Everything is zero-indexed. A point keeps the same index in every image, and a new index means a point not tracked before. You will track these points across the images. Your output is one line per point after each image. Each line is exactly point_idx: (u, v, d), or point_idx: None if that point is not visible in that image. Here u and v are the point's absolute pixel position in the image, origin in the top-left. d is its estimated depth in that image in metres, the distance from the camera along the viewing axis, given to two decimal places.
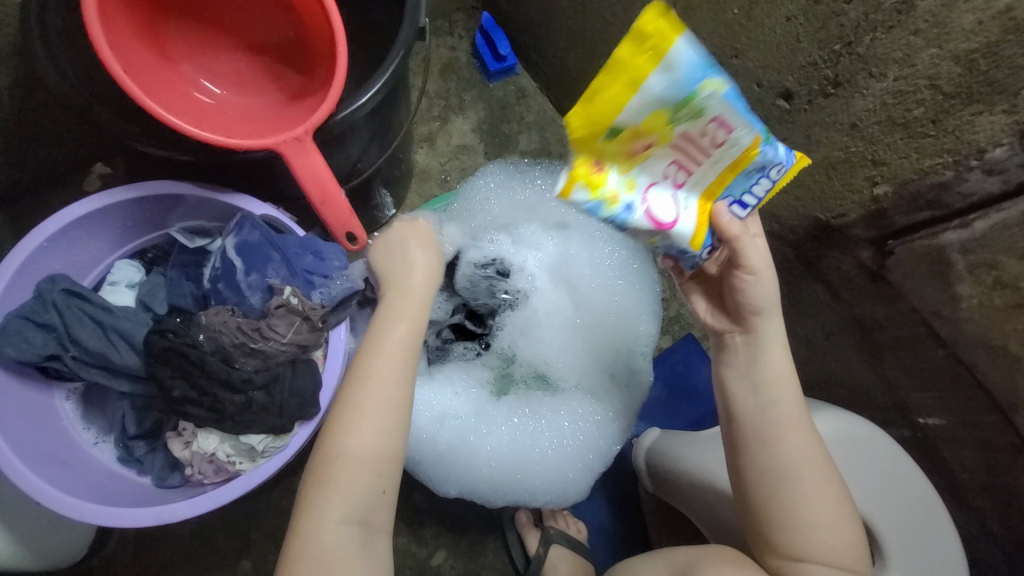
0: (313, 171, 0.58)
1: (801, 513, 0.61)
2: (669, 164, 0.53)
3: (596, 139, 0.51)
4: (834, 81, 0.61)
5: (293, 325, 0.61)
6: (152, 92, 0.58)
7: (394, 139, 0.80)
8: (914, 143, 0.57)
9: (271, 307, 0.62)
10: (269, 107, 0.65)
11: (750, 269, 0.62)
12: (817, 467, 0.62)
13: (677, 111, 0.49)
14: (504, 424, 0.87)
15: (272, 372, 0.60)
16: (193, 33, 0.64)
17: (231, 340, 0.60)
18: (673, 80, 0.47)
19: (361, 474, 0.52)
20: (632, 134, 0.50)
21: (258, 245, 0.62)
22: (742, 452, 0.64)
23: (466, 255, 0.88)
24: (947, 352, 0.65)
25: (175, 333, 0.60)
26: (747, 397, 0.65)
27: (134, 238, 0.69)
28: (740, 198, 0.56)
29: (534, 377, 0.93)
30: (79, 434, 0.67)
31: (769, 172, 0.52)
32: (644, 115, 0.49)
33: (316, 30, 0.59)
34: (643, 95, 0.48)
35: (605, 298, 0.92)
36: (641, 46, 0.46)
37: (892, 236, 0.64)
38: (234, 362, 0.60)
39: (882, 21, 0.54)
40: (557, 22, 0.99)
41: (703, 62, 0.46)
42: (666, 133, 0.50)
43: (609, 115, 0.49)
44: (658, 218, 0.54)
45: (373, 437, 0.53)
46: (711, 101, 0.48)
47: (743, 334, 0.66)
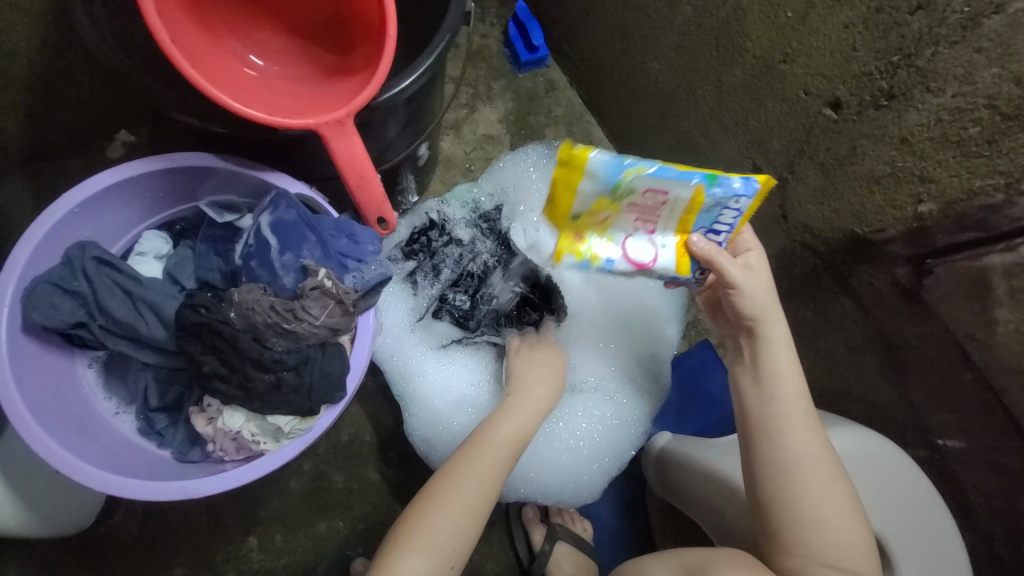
0: (351, 153, 0.56)
1: (804, 509, 0.62)
2: (633, 222, 0.59)
3: (564, 225, 0.59)
4: (888, 94, 0.59)
5: (326, 308, 0.59)
6: (196, 61, 0.55)
7: (428, 124, 0.78)
8: (966, 162, 0.55)
9: (305, 288, 0.59)
10: (312, 85, 0.63)
11: (736, 285, 0.63)
12: (819, 466, 0.63)
13: (614, 195, 0.56)
14: None
15: (303, 355, 0.59)
16: (238, 6, 0.62)
17: (264, 320, 0.58)
18: (600, 179, 0.54)
19: (462, 511, 0.61)
20: (589, 216, 0.58)
21: (294, 224, 0.61)
22: (751, 448, 0.66)
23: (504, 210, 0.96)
24: (975, 375, 0.65)
25: (207, 309, 0.59)
26: (754, 394, 0.67)
27: (163, 209, 0.69)
28: (712, 226, 0.60)
29: None
30: (100, 404, 0.67)
31: (728, 204, 0.58)
32: (590, 203, 0.57)
33: (367, 10, 0.58)
34: (584, 193, 0.55)
35: (633, 298, 0.92)
36: (568, 164, 0.53)
37: (932, 254, 0.63)
38: (265, 342, 0.58)
39: (946, 35, 0.52)
40: (593, 16, 0.97)
41: (615, 161, 0.53)
42: (615, 207, 0.57)
43: (568, 209, 0.57)
44: (639, 262, 0.61)
45: (466, 508, 0.62)
46: (638, 180, 0.54)
47: (748, 337, 0.68)
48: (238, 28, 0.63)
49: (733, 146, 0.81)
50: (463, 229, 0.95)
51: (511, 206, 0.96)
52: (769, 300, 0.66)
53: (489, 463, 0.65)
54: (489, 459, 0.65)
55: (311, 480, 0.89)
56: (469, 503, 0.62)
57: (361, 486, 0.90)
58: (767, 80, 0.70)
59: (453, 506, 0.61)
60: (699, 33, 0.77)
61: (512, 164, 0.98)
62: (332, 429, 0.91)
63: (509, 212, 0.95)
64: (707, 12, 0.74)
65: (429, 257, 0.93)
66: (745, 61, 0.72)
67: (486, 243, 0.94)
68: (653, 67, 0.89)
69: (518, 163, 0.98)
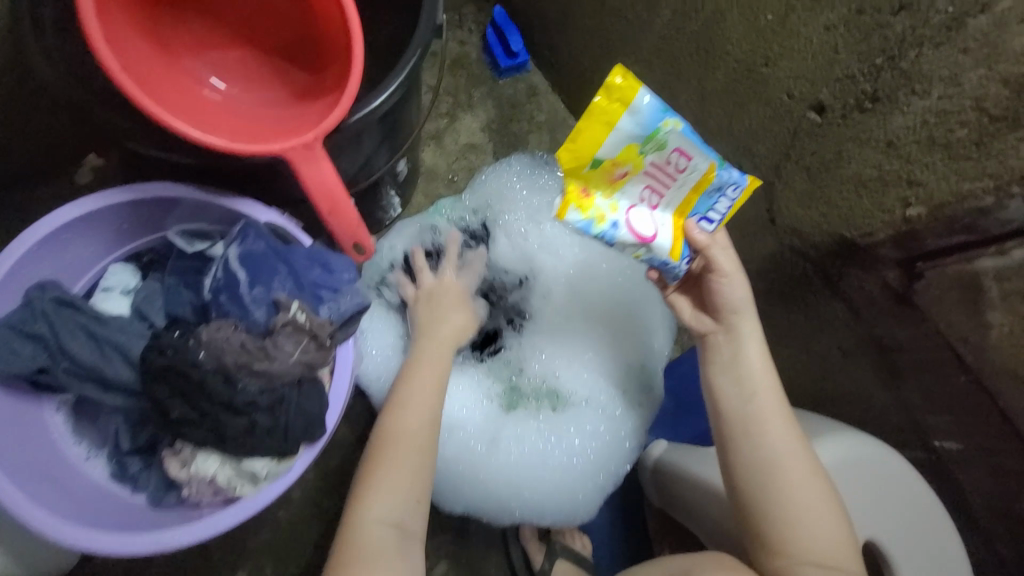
0: (322, 178, 0.54)
1: (781, 507, 0.64)
2: (644, 187, 0.61)
3: (580, 169, 0.58)
4: (872, 97, 0.57)
5: (300, 344, 0.57)
6: (150, 87, 0.52)
7: (405, 139, 0.76)
8: (954, 166, 0.53)
9: (277, 324, 0.57)
10: (277, 107, 0.60)
11: (722, 271, 0.68)
12: (794, 459, 0.66)
13: (645, 144, 0.57)
14: (513, 440, 0.85)
15: (278, 394, 0.56)
16: (199, 28, 0.60)
17: (234, 359, 0.56)
18: (640, 119, 0.55)
19: (408, 451, 0.65)
20: (611, 164, 0.58)
21: (263, 255, 0.58)
22: (727, 444, 0.69)
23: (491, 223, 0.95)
24: (969, 378, 0.65)
25: (173, 350, 0.56)
26: (729, 389, 0.70)
27: (130, 240, 0.66)
28: (707, 213, 0.63)
29: (545, 393, 0.90)
30: (70, 449, 0.64)
31: (726, 192, 0.62)
32: (618, 148, 0.57)
33: (328, 25, 0.55)
34: (618, 132, 0.56)
35: (623, 314, 0.91)
36: (613, 93, 0.54)
37: (922, 257, 0.62)
38: (236, 384, 0.55)
39: (929, 36, 0.50)
40: (572, 21, 0.96)
41: (660, 106, 0.55)
42: (638, 162, 0.59)
43: (592, 148, 0.56)
44: (640, 233, 0.62)
45: (412, 443, 0.65)
46: (672, 135, 0.57)
47: (724, 333, 0.71)
48: (197, 50, 0.60)
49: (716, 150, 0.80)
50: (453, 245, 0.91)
51: (497, 220, 0.95)
52: (749, 295, 0.70)
53: (415, 421, 0.67)
54: (414, 417, 0.67)
55: (301, 508, 0.87)
56: (413, 440, 0.65)
57: None
58: (749, 84, 0.69)
59: (398, 446, 0.64)
60: (678, 37, 0.75)
61: (495, 176, 0.96)
62: (320, 454, 0.89)
63: (500, 225, 0.94)
64: (686, 15, 0.72)
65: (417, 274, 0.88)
66: (726, 65, 0.70)
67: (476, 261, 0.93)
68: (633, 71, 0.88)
69: (506, 172, 0.95)
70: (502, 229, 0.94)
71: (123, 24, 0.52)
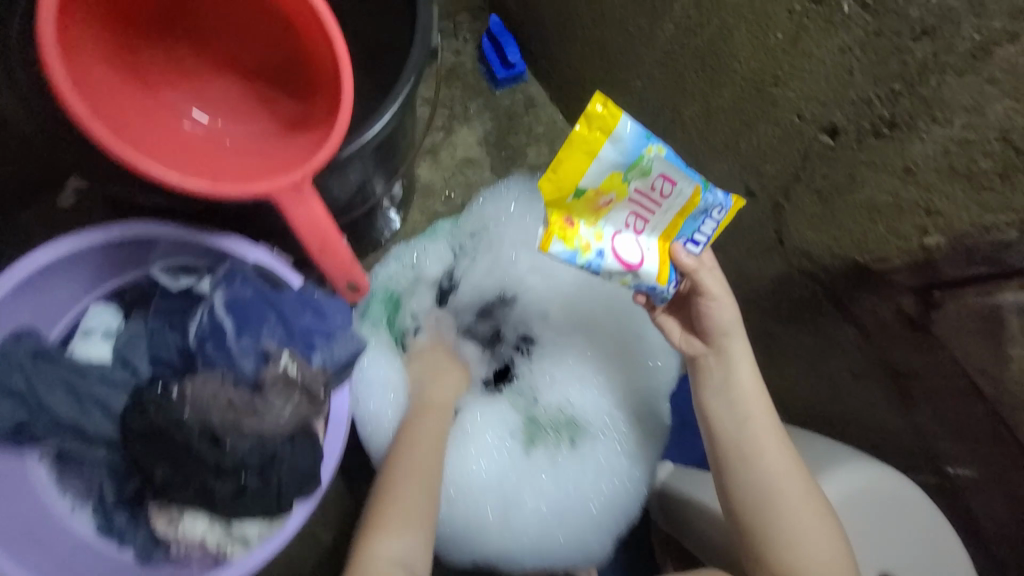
0: (312, 220, 0.51)
1: (780, 529, 0.64)
2: (629, 214, 0.59)
3: (563, 199, 0.55)
4: (889, 122, 0.55)
5: (290, 399, 0.56)
6: (124, 127, 0.49)
7: (400, 163, 0.73)
8: (976, 197, 0.51)
9: (266, 377, 0.56)
10: (262, 140, 0.57)
11: (710, 295, 0.67)
12: (792, 481, 0.66)
13: (629, 171, 0.55)
14: (530, 479, 0.84)
15: (267, 453, 0.54)
16: (180, 58, 0.57)
17: (221, 418, 0.54)
18: (622, 148, 0.53)
19: (416, 483, 0.68)
20: (594, 193, 0.55)
21: (252, 300, 0.58)
22: (722, 465, 0.70)
23: (485, 245, 0.94)
24: (985, 407, 0.63)
25: (157, 407, 0.54)
26: (723, 411, 0.71)
27: (110, 278, 0.63)
28: (693, 236, 0.61)
29: (563, 425, 0.87)
30: (55, 503, 0.61)
31: (712, 214, 0.60)
32: (601, 177, 0.54)
33: (315, 56, 0.52)
34: (600, 161, 0.53)
35: (635, 340, 0.88)
36: (592, 122, 0.51)
37: (938, 286, 0.60)
38: (223, 443, 0.53)
39: (953, 64, 0.48)
40: (570, 31, 0.93)
41: (644, 133, 0.53)
42: (622, 189, 0.56)
43: (575, 178, 0.54)
44: (627, 260, 0.59)
45: (420, 479, 0.69)
46: (656, 161, 0.55)
47: (715, 355, 0.71)
48: (178, 82, 0.58)
49: (722, 170, 0.77)
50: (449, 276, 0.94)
51: (490, 240, 0.93)
52: (736, 318, 0.69)
53: (429, 442, 0.74)
54: (428, 441, 0.74)
55: (300, 541, 0.86)
56: (421, 473, 0.69)
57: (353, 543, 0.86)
58: (757, 104, 0.66)
59: (408, 480, 0.68)
60: (682, 53, 0.72)
61: (495, 199, 0.94)
62: None
63: (491, 246, 0.93)
64: (690, 31, 0.69)
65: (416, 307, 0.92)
66: (733, 84, 0.67)
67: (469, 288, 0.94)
68: (635, 85, 0.85)
69: (500, 189, 0.94)
70: (497, 250, 0.93)
71: (92, 59, 0.48)
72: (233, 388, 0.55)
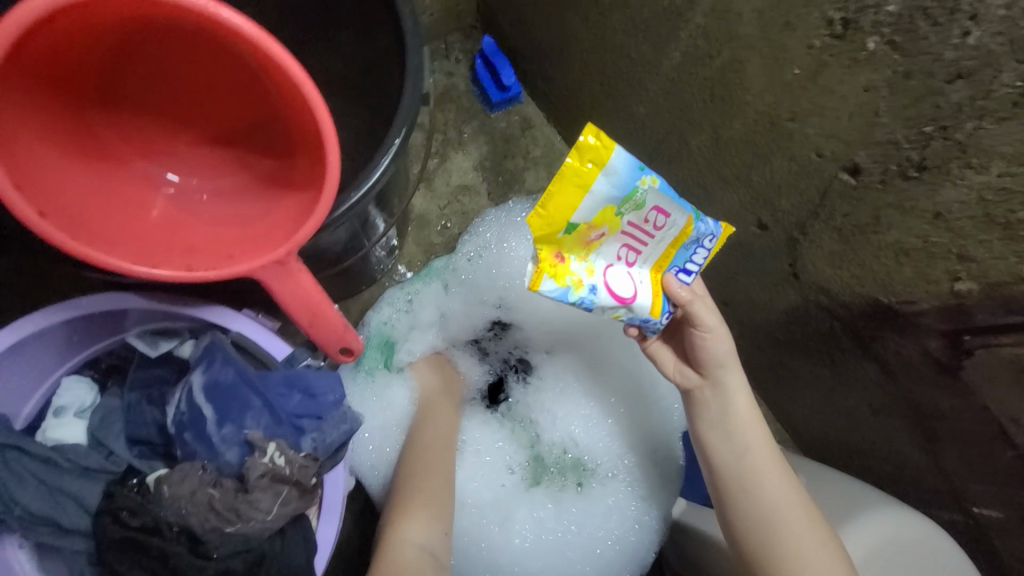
0: (298, 291, 0.48)
1: (787, 558, 0.61)
2: (622, 246, 0.54)
3: (554, 234, 0.50)
4: (918, 165, 0.51)
5: (278, 495, 0.57)
6: (83, 215, 0.47)
7: (393, 202, 0.69)
8: (1015, 246, 0.47)
9: (252, 476, 0.57)
10: (245, 203, 0.54)
11: (704, 326, 0.63)
12: (792, 509, 0.62)
13: (622, 205, 0.50)
14: (533, 520, 0.81)
15: (256, 552, 0.57)
16: (144, 119, 0.54)
17: (201, 522, 0.57)
18: (616, 180, 0.48)
19: (437, 473, 0.71)
20: (585, 228, 0.50)
21: (232, 386, 0.59)
22: (725, 502, 0.66)
23: (483, 265, 0.85)
24: (1016, 454, 0.60)
25: (131, 513, 0.57)
26: (718, 440, 0.67)
27: (81, 350, 0.64)
28: (685, 266, 0.57)
29: (569, 464, 0.85)
30: None
31: (704, 244, 0.56)
32: (593, 211, 0.49)
33: (290, 113, 0.48)
34: (594, 195, 0.48)
35: (640, 375, 0.83)
36: (584, 154, 0.46)
37: (968, 330, 0.56)
38: (204, 550, 0.57)
39: (992, 109, 0.44)
40: (568, 53, 0.89)
41: (638, 164, 0.48)
42: (614, 223, 0.52)
43: (566, 214, 0.49)
44: (620, 295, 0.54)
45: (439, 472, 0.72)
46: (650, 193, 0.50)
47: (711, 386, 0.67)
48: (146, 146, 0.55)
49: (731, 202, 0.73)
50: (443, 301, 0.86)
51: (491, 261, 0.85)
52: (732, 350, 0.66)
53: (443, 440, 0.76)
54: (433, 441, 0.75)
55: None
56: (440, 465, 0.72)
57: None
58: (771, 137, 0.62)
59: (429, 472, 0.71)
60: (690, 82, 0.68)
61: (498, 220, 0.87)
62: None
63: (490, 269, 0.85)
64: (698, 60, 0.65)
65: (404, 338, 0.84)
66: (745, 116, 0.63)
67: (466, 312, 0.87)
68: (636, 110, 0.81)
69: (504, 214, 0.87)
70: (497, 273, 0.85)
71: (46, 143, 0.47)
72: (214, 486, 0.57)
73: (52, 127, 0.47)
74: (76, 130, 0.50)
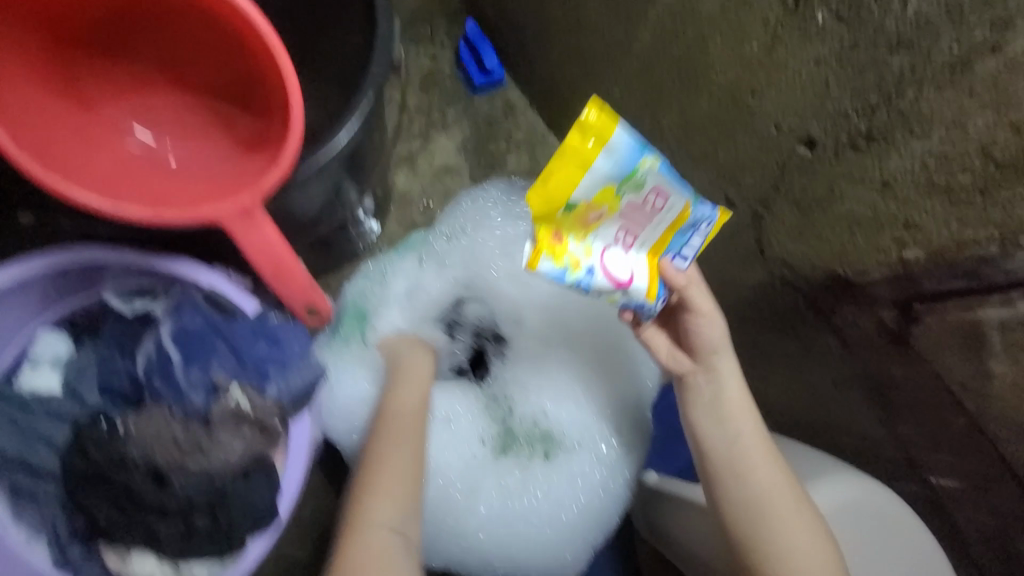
0: (266, 243, 0.51)
1: (775, 541, 0.62)
2: (619, 228, 0.55)
3: (553, 214, 0.52)
4: (866, 135, 0.53)
5: (240, 433, 0.64)
6: (51, 151, 0.51)
7: (369, 171, 0.71)
8: (955, 212, 0.49)
9: (216, 413, 0.64)
10: (225, 162, 0.57)
11: (699, 311, 0.64)
12: (783, 496, 0.63)
13: (623, 185, 0.51)
14: (501, 488, 0.83)
15: (217, 490, 0.62)
16: (126, 82, 0.60)
17: (165, 457, 0.62)
18: (617, 159, 0.49)
19: (399, 451, 0.67)
20: (585, 208, 0.52)
21: (200, 331, 0.66)
22: (714, 487, 0.67)
23: (459, 242, 0.90)
24: (967, 421, 0.61)
25: (97, 447, 0.61)
26: (711, 428, 0.68)
27: (58, 305, 0.69)
28: (681, 251, 0.58)
29: (539, 437, 0.85)
30: (9, 534, 0.63)
31: (702, 227, 0.56)
32: (593, 190, 0.50)
33: (256, 72, 0.53)
34: (593, 173, 0.49)
35: (603, 346, 0.86)
36: (587, 132, 0.47)
37: (918, 299, 0.58)
38: (166, 484, 0.61)
39: (931, 76, 0.46)
40: (547, 36, 0.90)
41: (640, 142, 0.49)
42: (614, 203, 0.52)
43: (566, 192, 0.50)
44: (617, 277, 0.56)
45: (402, 450, 0.68)
46: (651, 173, 0.51)
47: (704, 373, 0.68)
48: (124, 105, 0.60)
49: (700, 180, 0.76)
50: (419, 275, 0.89)
51: (467, 237, 0.90)
52: (725, 337, 0.66)
53: (408, 417, 0.72)
54: (400, 420, 0.72)
55: (275, 563, 0.86)
56: (402, 443, 0.68)
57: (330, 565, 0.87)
58: (735, 113, 0.64)
59: (390, 450, 0.67)
60: (660, 61, 0.70)
61: (474, 201, 0.92)
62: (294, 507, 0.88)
63: (465, 244, 0.90)
64: (666, 39, 0.67)
65: (375, 309, 0.86)
66: (710, 93, 0.66)
67: (441, 286, 0.90)
68: (611, 91, 0.83)
69: (483, 195, 0.92)
70: (472, 249, 0.90)
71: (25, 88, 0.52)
72: (180, 424, 0.63)
73: (37, 75, 0.53)
74: (70, 94, 0.56)
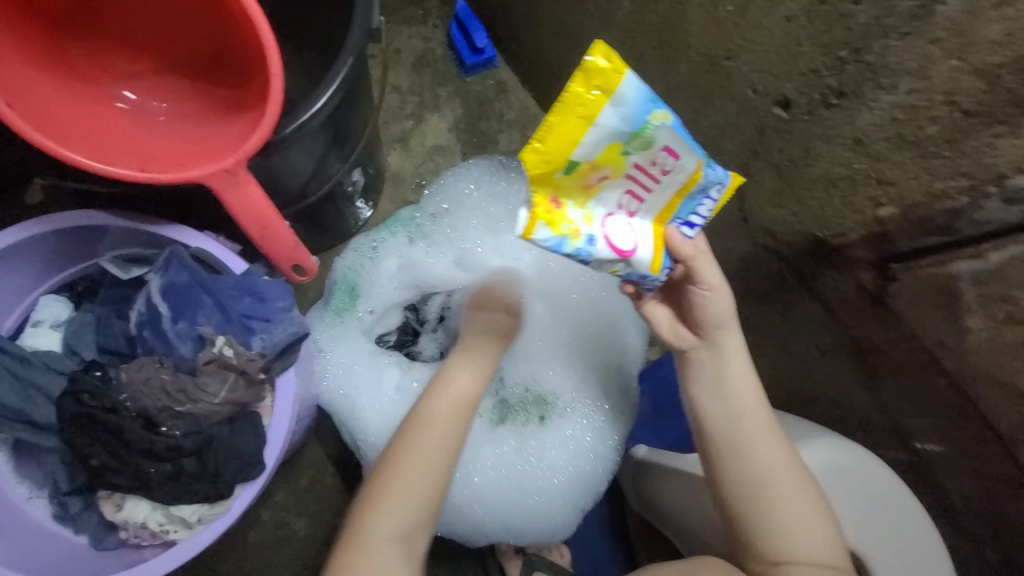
0: (249, 202, 0.55)
1: (775, 519, 0.61)
2: (624, 193, 0.50)
3: (551, 174, 0.46)
4: (838, 91, 0.54)
5: (225, 381, 0.68)
6: (50, 117, 0.54)
7: (355, 143, 0.73)
8: (925, 163, 0.50)
9: (201, 362, 0.69)
10: (204, 124, 0.62)
11: (706, 284, 0.59)
12: (784, 472, 0.62)
13: (630, 142, 0.46)
14: (493, 454, 0.84)
15: (204, 435, 0.68)
16: (114, 42, 0.61)
17: (153, 402, 0.67)
18: (625, 113, 0.44)
19: (418, 478, 0.59)
20: (587, 168, 0.47)
21: (186, 286, 0.69)
22: (714, 465, 0.65)
23: (443, 217, 0.92)
24: (947, 381, 0.60)
25: (89, 395, 0.67)
26: (714, 406, 0.65)
27: (59, 271, 0.74)
28: (688, 218, 0.53)
29: (533, 402, 0.88)
30: (12, 490, 0.71)
31: (713, 193, 0.51)
32: (596, 148, 0.45)
33: (239, 38, 0.54)
34: (599, 128, 0.44)
35: (587, 311, 0.88)
36: (591, 80, 0.42)
37: (894, 258, 0.59)
38: (158, 428, 0.67)
39: (896, 26, 0.46)
40: (535, 12, 0.91)
41: (650, 94, 0.44)
42: (619, 165, 0.47)
43: (566, 149, 0.45)
44: (620, 247, 0.50)
45: (425, 477, 0.60)
46: (662, 131, 0.46)
47: (706, 348, 0.65)
48: (114, 68, 0.62)
49: None
50: (405, 252, 0.91)
51: (453, 213, 0.91)
52: (731, 310, 0.63)
53: (440, 430, 0.63)
54: (435, 440, 0.62)
55: (271, 527, 0.90)
56: (427, 466, 0.60)
57: (323, 530, 0.91)
58: (712, 78, 0.65)
59: (409, 473, 0.59)
60: (640, 29, 0.71)
61: (466, 177, 0.93)
62: (291, 474, 0.91)
63: (450, 217, 0.91)
64: (645, 7, 0.68)
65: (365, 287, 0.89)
66: (688, 59, 0.66)
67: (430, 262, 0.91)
68: None
69: (467, 172, 0.93)
70: (456, 223, 0.91)
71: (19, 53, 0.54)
72: (165, 371, 0.68)
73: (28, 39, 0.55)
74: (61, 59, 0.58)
